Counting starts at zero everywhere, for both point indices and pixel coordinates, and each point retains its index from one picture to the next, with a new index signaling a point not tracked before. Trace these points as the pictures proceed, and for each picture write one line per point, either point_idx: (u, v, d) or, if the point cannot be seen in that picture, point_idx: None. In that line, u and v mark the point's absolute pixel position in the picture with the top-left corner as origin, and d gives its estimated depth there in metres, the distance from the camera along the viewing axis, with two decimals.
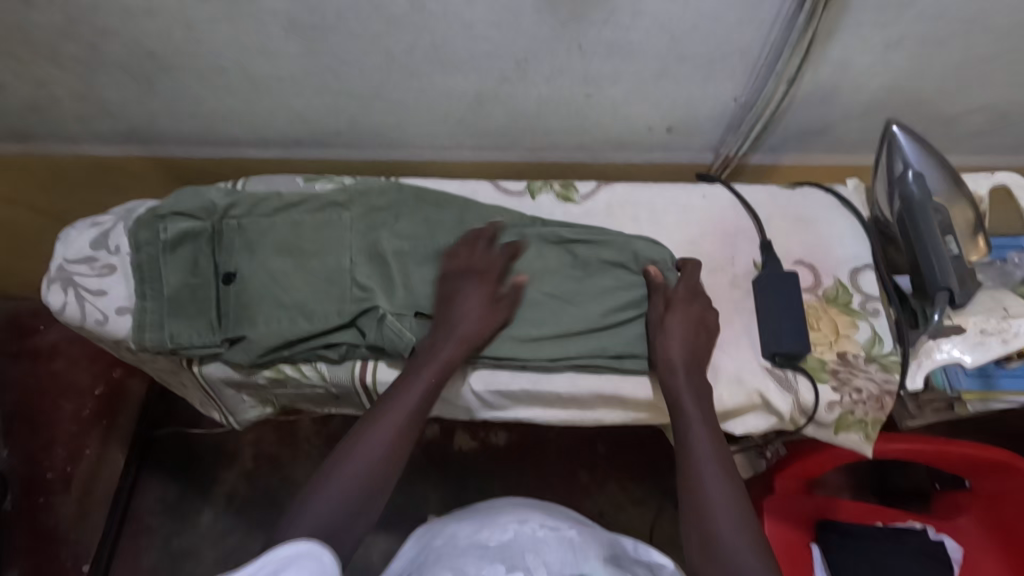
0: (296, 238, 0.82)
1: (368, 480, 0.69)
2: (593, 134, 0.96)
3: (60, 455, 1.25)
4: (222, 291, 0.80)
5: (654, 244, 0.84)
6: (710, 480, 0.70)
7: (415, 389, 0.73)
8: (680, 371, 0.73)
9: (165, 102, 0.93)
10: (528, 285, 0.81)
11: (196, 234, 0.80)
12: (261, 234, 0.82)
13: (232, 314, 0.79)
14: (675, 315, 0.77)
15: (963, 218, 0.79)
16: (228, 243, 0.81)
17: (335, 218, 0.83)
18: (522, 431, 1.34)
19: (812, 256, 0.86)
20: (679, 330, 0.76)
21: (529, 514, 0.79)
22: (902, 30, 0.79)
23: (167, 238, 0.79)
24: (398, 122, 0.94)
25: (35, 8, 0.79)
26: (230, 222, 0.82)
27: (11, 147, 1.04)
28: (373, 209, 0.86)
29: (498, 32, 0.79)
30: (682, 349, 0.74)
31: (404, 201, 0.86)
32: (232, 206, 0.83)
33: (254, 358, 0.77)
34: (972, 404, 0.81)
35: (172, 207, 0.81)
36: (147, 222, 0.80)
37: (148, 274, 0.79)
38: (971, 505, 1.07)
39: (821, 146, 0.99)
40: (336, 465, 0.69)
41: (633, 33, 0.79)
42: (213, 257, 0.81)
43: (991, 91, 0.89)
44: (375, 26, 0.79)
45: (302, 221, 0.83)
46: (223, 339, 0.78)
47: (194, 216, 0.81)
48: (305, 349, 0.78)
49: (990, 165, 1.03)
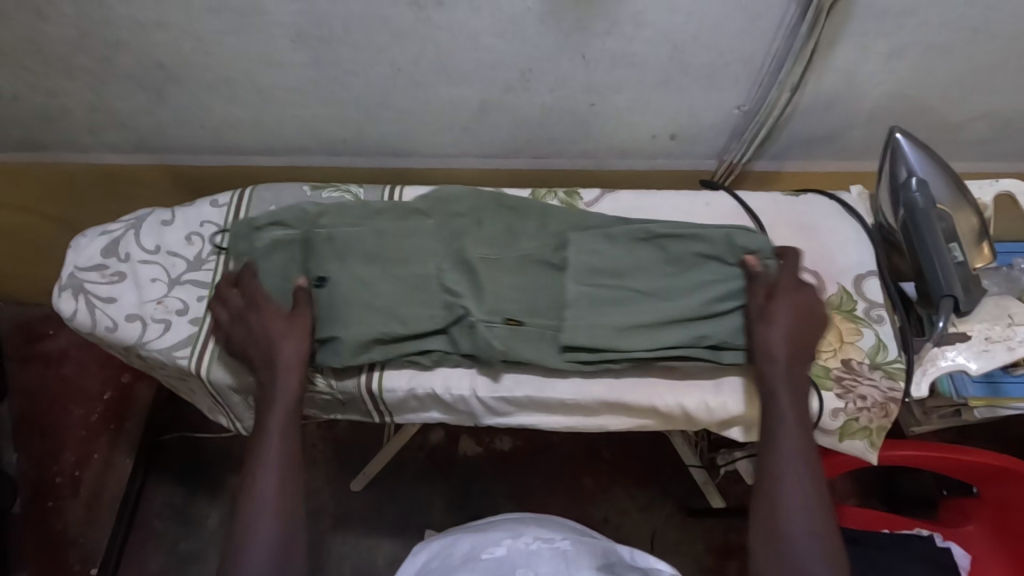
0: (382, 245, 0.82)
1: (285, 511, 0.69)
2: (597, 142, 0.97)
3: (69, 459, 1.27)
4: (310, 295, 0.80)
5: (751, 233, 0.79)
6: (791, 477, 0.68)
7: (273, 422, 0.72)
8: (780, 365, 0.72)
9: (174, 112, 0.94)
10: (617, 281, 0.79)
11: (288, 243, 0.83)
12: (350, 241, 0.82)
13: (319, 317, 0.78)
14: (784, 304, 0.74)
15: (967, 225, 0.78)
16: (318, 250, 0.81)
17: (420, 226, 0.83)
18: (527, 437, 1.34)
19: (817, 263, 0.86)
20: (789, 323, 0.73)
21: (524, 527, 0.83)
22: (904, 38, 0.79)
23: (263, 246, 0.82)
24: (403, 131, 0.95)
25: (49, 21, 0.81)
26: (320, 230, 0.83)
27: (23, 157, 1.05)
28: (453, 216, 0.85)
29: (502, 43, 0.80)
30: (787, 342, 0.73)
31: (484, 205, 0.85)
32: (321, 214, 0.84)
33: (344, 360, 0.77)
34: (979, 411, 0.80)
35: (268, 217, 0.84)
36: (245, 233, 0.84)
37: (243, 279, 0.81)
38: (978, 514, 1.07)
39: (825, 153, 0.99)
40: (246, 517, 0.68)
41: (636, 43, 0.80)
42: (304, 263, 0.81)
43: (994, 99, 0.89)
44: (381, 38, 0.80)
45: (388, 228, 0.83)
46: (310, 341, 0.78)
47: (288, 225, 0.84)
48: (397, 353, 0.78)
49: (995, 172, 1.03)
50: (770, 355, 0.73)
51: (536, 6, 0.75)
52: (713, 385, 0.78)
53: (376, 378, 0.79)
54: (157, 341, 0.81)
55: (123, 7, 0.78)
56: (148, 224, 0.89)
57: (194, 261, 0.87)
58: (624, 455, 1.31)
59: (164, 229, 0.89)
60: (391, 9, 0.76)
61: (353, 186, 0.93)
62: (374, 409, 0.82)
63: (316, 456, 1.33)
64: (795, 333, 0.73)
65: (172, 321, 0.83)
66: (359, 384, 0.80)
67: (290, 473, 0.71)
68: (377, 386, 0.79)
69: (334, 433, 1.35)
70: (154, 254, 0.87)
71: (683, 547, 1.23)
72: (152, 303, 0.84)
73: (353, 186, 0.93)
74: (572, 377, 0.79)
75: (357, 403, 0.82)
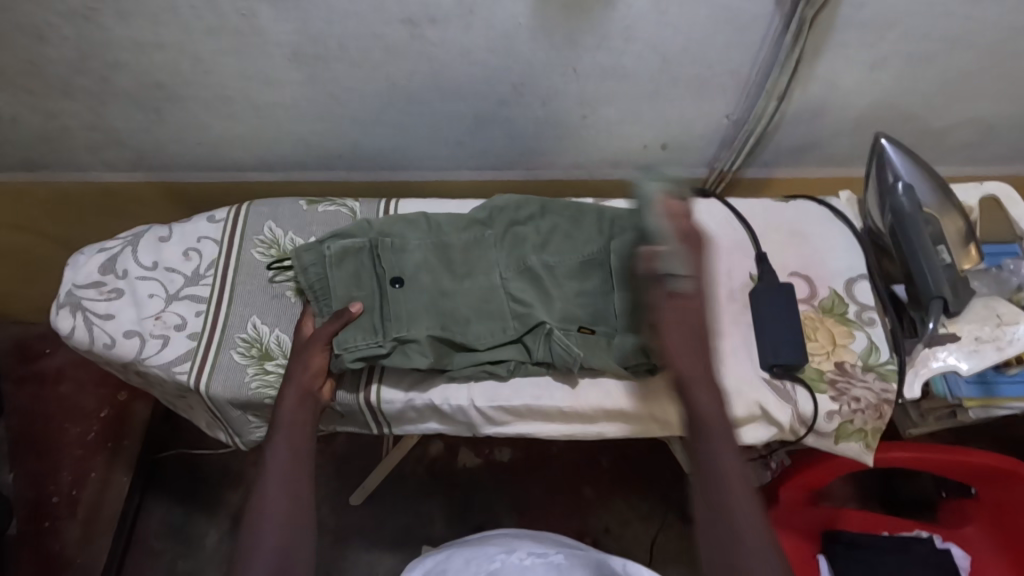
0: (445, 258, 0.83)
1: (289, 537, 0.65)
2: (590, 153, 0.98)
3: (66, 479, 1.26)
4: (387, 296, 0.80)
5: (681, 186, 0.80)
6: (744, 533, 0.60)
7: (282, 439, 0.72)
8: (699, 383, 0.67)
9: (172, 131, 0.95)
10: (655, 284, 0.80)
11: (355, 250, 0.82)
12: (414, 252, 0.82)
13: (398, 316, 0.78)
14: (688, 315, 0.69)
15: (954, 227, 0.80)
16: (387, 257, 0.81)
17: (481, 237, 0.84)
18: (528, 447, 1.34)
19: (834, 270, 0.86)
20: (692, 343, 0.68)
21: (516, 541, 0.85)
22: (887, 48, 0.81)
23: (332, 254, 0.81)
24: (399, 145, 0.97)
25: (48, 44, 0.82)
26: (385, 239, 0.83)
27: (21, 176, 1.06)
28: (514, 223, 0.86)
29: (495, 58, 0.82)
30: (693, 368, 0.68)
31: (542, 211, 0.87)
32: (385, 225, 0.85)
33: (431, 359, 0.77)
34: (975, 411, 0.81)
35: (331, 231, 0.84)
36: (311, 247, 0.83)
37: (321, 291, 0.82)
38: (978, 515, 1.08)
39: (813, 160, 1.01)
40: (250, 529, 0.65)
41: (626, 56, 0.81)
42: (375, 270, 0.81)
43: (976, 105, 0.91)
44: (376, 55, 0.82)
45: (450, 242, 0.84)
46: (391, 340, 0.77)
47: (352, 236, 0.84)
48: (472, 366, 0.78)
49: (981, 176, 1.05)
50: (692, 394, 0.67)
51: (528, 21, 0.77)
52: None
53: (375, 391, 0.80)
54: (156, 357, 0.82)
55: (123, 30, 0.80)
56: (145, 241, 0.90)
57: (192, 276, 0.88)
58: (626, 463, 1.31)
59: (162, 245, 0.89)
60: (386, 28, 0.78)
61: (349, 200, 0.94)
62: (374, 421, 0.83)
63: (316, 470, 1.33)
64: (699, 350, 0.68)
65: (170, 336, 0.83)
66: (357, 396, 0.80)
67: (293, 493, 0.68)
68: (376, 398, 0.80)
69: (333, 447, 1.35)
70: (151, 271, 0.88)
71: (685, 555, 1.23)
72: (151, 319, 0.84)
73: (349, 201, 0.94)
74: (569, 385, 0.80)
75: (356, 415, 0.83)
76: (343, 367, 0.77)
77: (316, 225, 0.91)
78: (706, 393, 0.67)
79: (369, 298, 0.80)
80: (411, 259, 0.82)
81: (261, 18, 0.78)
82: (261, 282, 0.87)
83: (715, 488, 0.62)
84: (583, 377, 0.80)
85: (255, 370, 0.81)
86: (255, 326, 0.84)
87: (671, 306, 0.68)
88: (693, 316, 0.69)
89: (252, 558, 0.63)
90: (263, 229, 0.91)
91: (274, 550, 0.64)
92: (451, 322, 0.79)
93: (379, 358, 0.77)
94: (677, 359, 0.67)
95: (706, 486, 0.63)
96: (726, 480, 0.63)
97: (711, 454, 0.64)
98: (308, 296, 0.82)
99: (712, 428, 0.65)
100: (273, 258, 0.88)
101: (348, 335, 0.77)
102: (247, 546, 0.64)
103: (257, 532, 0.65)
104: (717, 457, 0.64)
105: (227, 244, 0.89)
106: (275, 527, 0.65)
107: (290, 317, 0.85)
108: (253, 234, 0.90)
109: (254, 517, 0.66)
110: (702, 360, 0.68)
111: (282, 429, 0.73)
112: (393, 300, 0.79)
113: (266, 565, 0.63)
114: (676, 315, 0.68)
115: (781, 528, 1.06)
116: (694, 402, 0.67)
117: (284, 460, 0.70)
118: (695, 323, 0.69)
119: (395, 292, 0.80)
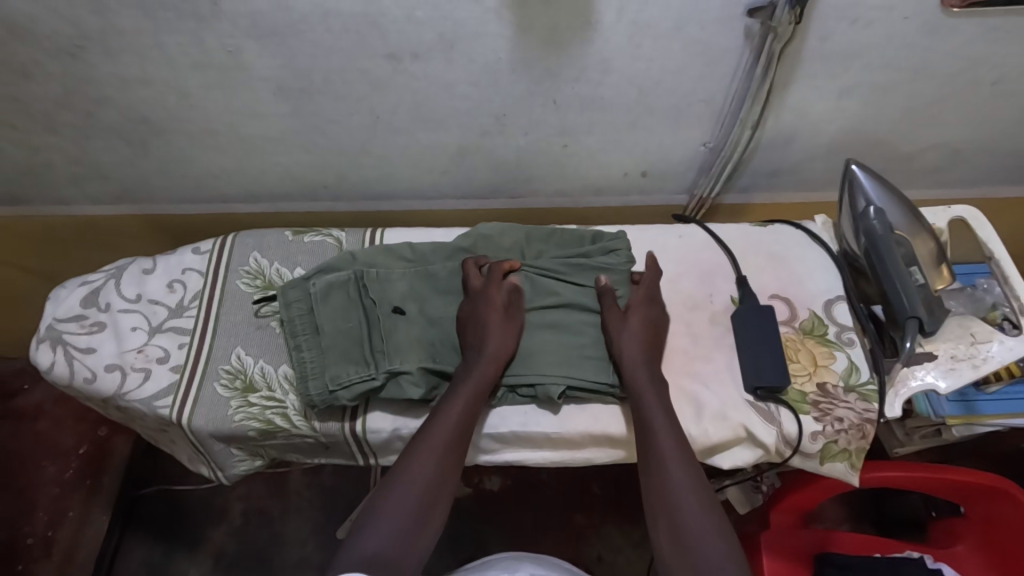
0: (432, 288, 0.84)
1: (406, 526, 0.68)
2: (573, 181, 1.01)
3: (42, 518, 1.19)
4: (374, 326, 0.80)
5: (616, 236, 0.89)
6: (690, 510, 0.69)
7: (434, 446, 0.72)
8: (642, 378, 0.76)
9: (158, 163, 0.96)
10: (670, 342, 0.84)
11: (342, 283, 0.83)
12: (400, 286, 0.83)
13: (388, 348, 0.78)
14: (634, 318, 0.81)
15: (926, 249, 0.81)
16: (372, 288, 0.82)
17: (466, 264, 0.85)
18: (518, 475, 1.33)
19: (814, 292, 0.88)
20: (637, 341, 0.79)
21: (520, 565, 0.85)
22: (854, 78, 0.85)
23: (318, 290, 0.82)
24: (383, 176, 0.98)
25: (33, 80, 0.83)
26: (369, 270, 0.83)
27: (4, 210, 1.06)
28: (499, 249, 0.88)
29: (476, 90, 0.84)
30: (645, 363, 0.77)
31: (527, 238, 0.89)
32: (371, 257, 0.86)
33: (424, 392, 0.77)
34: (958, 428, 0.84)
35: (317, 266, 0.85)
36: (297, 283, 0.84)
37: (305, 323, 0.82)
38: (966, 533, 1.08)
39: (788, 185, 1.04)
40: (371, 515, 0.69)
41: (604, 88, 0.84)
42: (362, 300, 0.81)
43: (940, 131, 0.95)
44: (360, 88, 0.83)
45: (437, 271, 0.85)
46: (383, 372, 0.77)
47: (337, 269, 0.85)
48: None
49: (950, 198, 1.08)
50: (641, 393, 0.75)
51: (508, 55, 0.79)
52: (695, 411, 0.79)
53: (360, 422, 0.79)
54: (137, 391, 0.81)
55: (110, 66, 0.81)
56: (129, 273, 0.89)
57: (176, 308, 0.87)
58: (614, 488, 1.31)
59: (145, 277, 0.89)
60: (369, 62, 0.80)
61: (335, 230, 0.95)
62: (360, 451, 0.82)
63: (301, 503, 1.32)
64: (649, 343, 0.79)
65: (152, 369, 0.82)
66: (342, 428, 0.79)
67: (424, 499, 0.70)
68: (361, 428, 0.79)
69: (320, 479, 1.35)
70: (134, 303, 0.87)
71: None
72: (132, 352, 0.83)
73: (335, 230, 0.95)
74: (553, 411, 0.79)
75: (341, 446, 0.82)
76: (333, 402, 0.77)
77: (302, 254, 0.92)
78: (648, 381, 0.76)
79: (358, 331, 0.80)
80: (398, 288, 0.83)
81: (246, 55, 0.79)
82: (246, 315, 0.86)
83: (657, 473, 0.71)
84: (567, 404, 0.79)
85: (238, 403, 0.80)
86: (239, 358, 0.83)
87: (631, 302, 0.83)
88: (641, 305, 0.82)
89: (357, 542, 0.67)
90: (248, 260, 0.91)
91: (399, 515, 0.68)
92: (438, 354, 0.80)
93: (374, 390, 0.77)
94: (625, 350, 0.78)
95: (651, 473, 0.71)
96: (663, 455, 0.71)
97: (659, 453, 0.71)
98: (287, 330, 0.82)
99: (657, 417, 0.73)
100: (258, 289, 0.88)
101: (342, 371, 0.77)
102: (361, 528, 0.68)
103: (369, 524, 0.68)
104: (655, 436, 0.72)
105: (211, 276, 0.89)
106: (403, 497, 0.70)
107: (275, 348, 0.84)
108: (238, 265, 0.90)
109: (383, 497, 0.70)
110: (649, 357, 0.78)
111: (457, 414, 0.74)
112: (380, 332, 0.79)
113: (377, 546, 0.66)
114: (642, 316, 0.81)
115: (771, 553, 1.05)
116: (637, 383, 0.76)
117: (441, 435, 0.73)
118: (649, 328, 0.80)
119: (384, 322, 0.79)
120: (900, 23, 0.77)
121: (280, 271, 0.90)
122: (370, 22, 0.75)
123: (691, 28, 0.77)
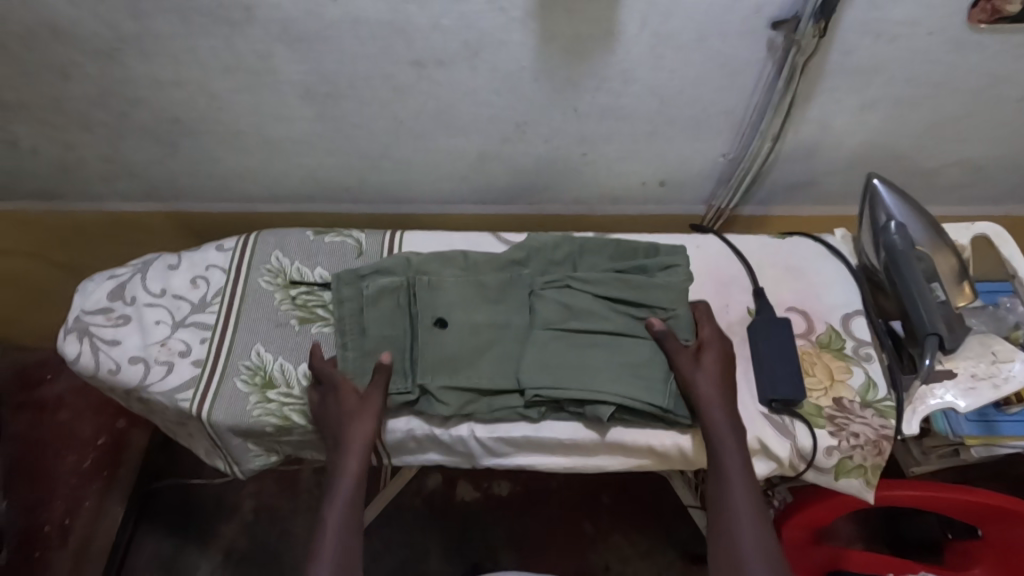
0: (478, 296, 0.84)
1: None
2: (591, 189, 1.01)
3: (59, 507, 1.23)
4: (416, 337, 0.81)
5: (677, 250, 0.88)
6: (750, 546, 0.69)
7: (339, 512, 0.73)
8: (716, 411, 0.75)
9: (186, 162, 0.98)
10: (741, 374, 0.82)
11: (394, 288, 0.84)
12: (450, 295, 0.83)
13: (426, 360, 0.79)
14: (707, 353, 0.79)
15: (947, 265, 0.81)
16: (422, 297, 0.83)
17: (517, 276, 0.86)
18: (528, 482, 1.33)
19: (832, 304, 0.88)
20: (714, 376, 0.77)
21: None
22: (877, 92, 0.84)
23: (371, 293, 0.83)
24: (403, 179, 1.00)
25: (71, 80, 0.85)
26: (422, 279, 0.84)
27: (37, 205, 1.10)
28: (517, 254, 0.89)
29: (498, 98, 0.85)
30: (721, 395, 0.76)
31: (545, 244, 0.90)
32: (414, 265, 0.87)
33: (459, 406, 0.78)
34: (976, 449, 0.82)
35: (371, 266, 0.87)
36: (351, 281, 0.86)
37: (351, 325, 0.83)
38: (982, 556, 1.05)
39: (806, 198, 1.04)
40: None
41: (624, 98, 0.85)
42: (413, 309, 0.83)
43: (963, 148, 0.94)
44: (384, 94, 0.85)
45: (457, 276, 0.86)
46: (417, 386, 0.79)
47: (390, 273, 0.86)
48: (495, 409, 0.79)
49: (972, 216, 1.07)
50: (715, 423, 0.74)
51: (530, 64, 0.80)
52: None
53: None
54: (160, 384, 0.82)
55: (144, 67, 0.83)
56: (154, 268, 0.92)
57: (198, 304, 0.89)
58: (624, 497, 1.31)
59: (169, 273, 0.91)
60: (394, 68, 0.81)
61: (355, 231, 0.96)
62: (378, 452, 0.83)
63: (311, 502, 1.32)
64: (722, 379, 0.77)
65: (174, 363, 0.84)
66: None
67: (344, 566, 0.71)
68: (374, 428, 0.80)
69: None
70: (159, 297, 0.89)
71: None
72: (156, 345, 0.85)
73: (355, 232, 0.96)
74: (565, 416, 0.79)
75: None
76: None
77: (322, 254, 0.94)
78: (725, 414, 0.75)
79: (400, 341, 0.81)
80: (446, 297, 0.83)
81: (276, 59, 0.81)
82: (267, 312, 0.88)
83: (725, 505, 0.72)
84: (615, 424, 0.79)
85: (257, 398, 0.82)
86: (258, 354, 0.85)
87: (698, 336, 0.81)
88: (711, 338, 0.81)
89: None
90: (270, 258, 0.93)
91: None
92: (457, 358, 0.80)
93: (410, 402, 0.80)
94: (698, 383, 0.76)
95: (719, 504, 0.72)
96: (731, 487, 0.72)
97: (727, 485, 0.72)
98: (337, 330, 0.84)
99: (729, 449, 0.73)
100: (280, 286, 0.90)
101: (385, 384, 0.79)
102: None
103: None
104: (727, 467, 0.73)
105: (234, 272, 0.91)
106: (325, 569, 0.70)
107: (295, 346, 0.86)
108: (261, 263, 0.92)
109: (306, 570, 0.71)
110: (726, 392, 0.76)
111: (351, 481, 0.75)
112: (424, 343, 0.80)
113: None
114: (712, 354, 0.79)
115: None
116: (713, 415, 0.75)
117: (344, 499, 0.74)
118: (721, 361, 0.79)
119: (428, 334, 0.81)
120: (924, 39, 0.77)
121: (299, 269, 0.92)
122: (397, 29, 0.77)
123: (713, 40, 0.77)
